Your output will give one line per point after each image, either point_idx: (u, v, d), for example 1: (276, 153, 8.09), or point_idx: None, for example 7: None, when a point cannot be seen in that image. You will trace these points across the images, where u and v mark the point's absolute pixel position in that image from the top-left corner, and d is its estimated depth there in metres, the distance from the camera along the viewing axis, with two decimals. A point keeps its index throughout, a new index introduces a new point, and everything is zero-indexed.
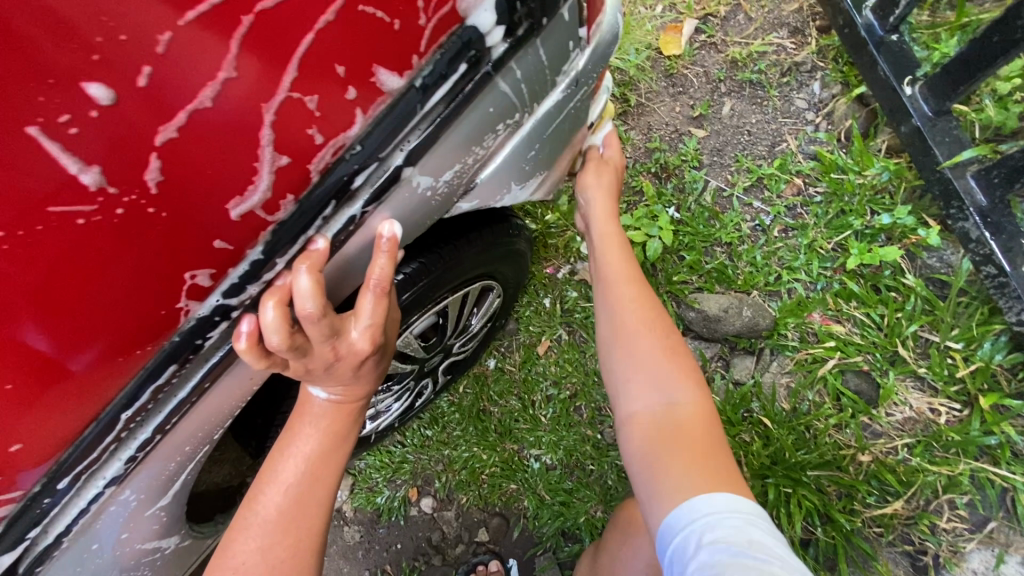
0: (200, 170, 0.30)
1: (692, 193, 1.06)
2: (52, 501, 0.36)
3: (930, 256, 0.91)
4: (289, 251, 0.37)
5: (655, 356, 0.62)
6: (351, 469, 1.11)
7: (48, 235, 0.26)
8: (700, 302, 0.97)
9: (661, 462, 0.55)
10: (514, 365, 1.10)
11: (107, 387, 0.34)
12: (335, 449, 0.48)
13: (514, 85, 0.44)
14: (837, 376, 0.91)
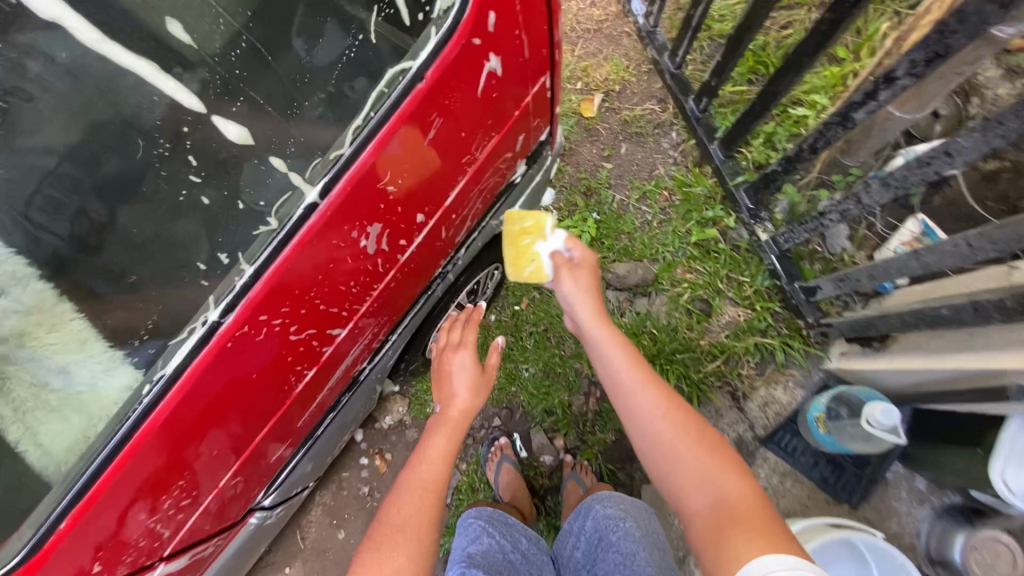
0: (473, 233, 1.18)
1: (606, 203, 1.77)
2: (385, 344, 1.16)
3: (732, 232, 1.67)
4: (469, 249, 1.22)
5: (694, 460, 0.85)
6: (410, 393, 1.78)
7: (450, 249, 1.14)
8: (615, 268, 1.69)
9: (717, 540, 0.73)
10: (506, 316, 1.76)
11: (428, 295, 1.19)
12: (455, 434, 1.10)
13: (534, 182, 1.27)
14: (690, 301, 1.65)
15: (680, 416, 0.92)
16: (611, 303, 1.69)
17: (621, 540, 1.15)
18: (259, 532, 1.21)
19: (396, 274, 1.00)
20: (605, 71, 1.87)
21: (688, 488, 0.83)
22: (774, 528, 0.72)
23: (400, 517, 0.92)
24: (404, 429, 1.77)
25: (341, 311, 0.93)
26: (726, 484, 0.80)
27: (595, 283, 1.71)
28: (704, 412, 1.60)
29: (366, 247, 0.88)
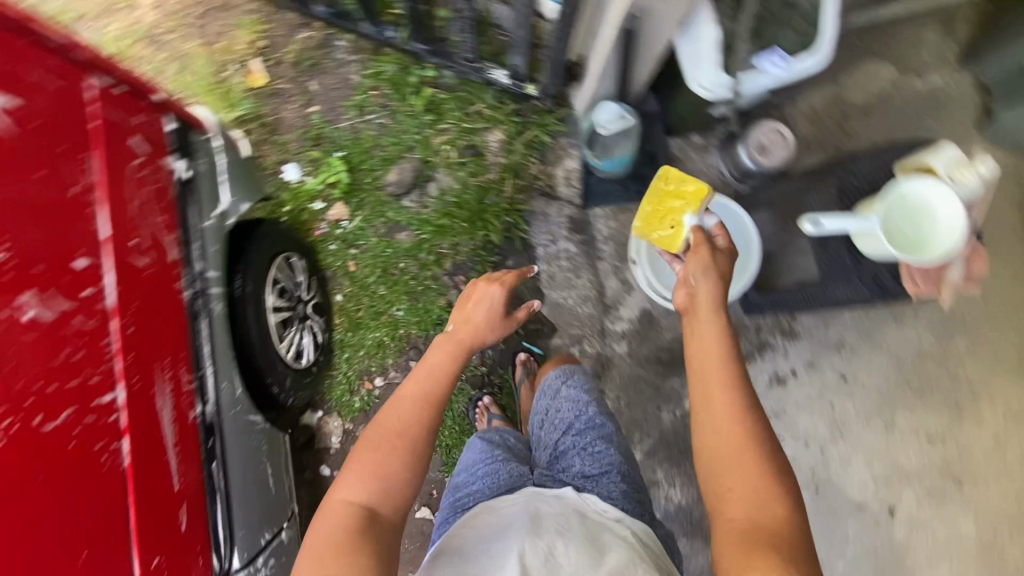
0: (188, 242, 1.14)
1: (340, 137, 1.82)
2: (203, 381, 1.13)
3: (442, 79, 1.78)
4: (209, 254, 1.18)
5: (753, 474, 0.93)
6: (335, 405, 1.83)
7: (175, 270, 1.10)
8: (386, 179, 1.80)
9: (738, 549, 0.85)
10: (348, 286, 1.82)
11: (205, 316, 1.15)
12: (457, 355, 1.24)
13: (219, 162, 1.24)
14: (461, 154, 1.79)
15: (749, 422, 0.97)
16: (411, 207, 1.81)
17: (594, 434, 1.31)
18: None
19: (119, 322, 0.97)
20: (244, 39, 1.83)
21: (729, 491, 0.93)
22: (809, 567, 0.84)
23: (403, 431, 1.07)
24: (354, 434, 1.83)
25: (91, 380, 0.92)
26: (774, 505, 0.90)
27: (387, 203, 1.81)
28: (536, 222, 1.78)
29: (39, 317, 0.86)
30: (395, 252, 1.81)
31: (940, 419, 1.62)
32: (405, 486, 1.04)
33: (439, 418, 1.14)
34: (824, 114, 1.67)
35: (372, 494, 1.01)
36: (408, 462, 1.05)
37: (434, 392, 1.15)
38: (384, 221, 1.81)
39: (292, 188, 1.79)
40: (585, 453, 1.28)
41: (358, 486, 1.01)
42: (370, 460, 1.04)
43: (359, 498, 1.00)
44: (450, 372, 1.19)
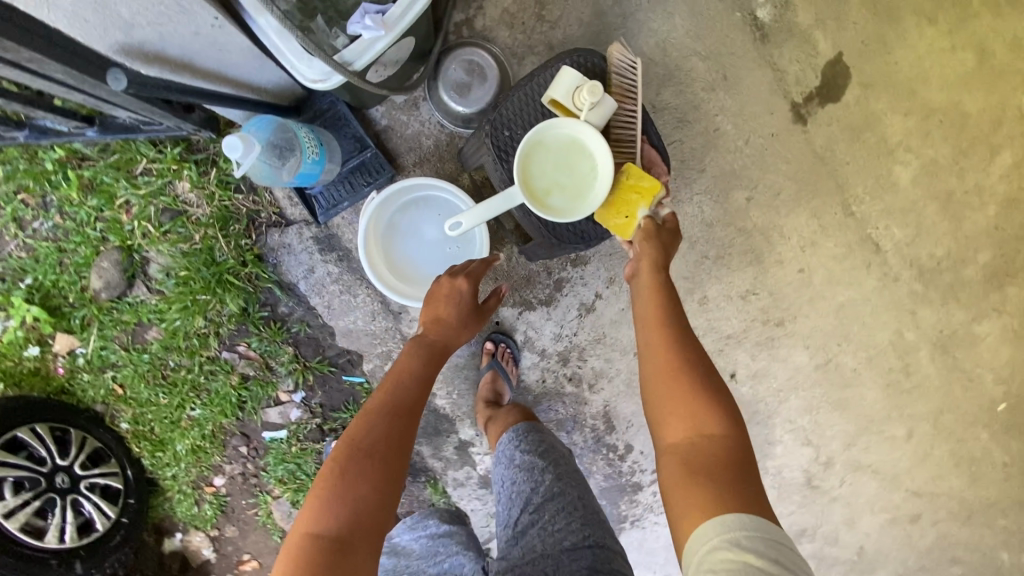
0: None
1: (14, 264, 1.51)
2: None
3: (89, 149, 1.47)
4: None
5: (688, 395, 0.85)
6: (188, 521, 1.72)
7: None
8: (95, 286, 1.53)
9: (683, 489, 0.79)
10: (126, 410, 1.62)
11: None
12: (431, 363, 1.13)
13: None
14: (160, 224, 1.51)
15: (688, 350, 0.89)
16: (142, 301, 1.56)
17: (553, 506, 1.08)
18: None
19: None
20: None
21: (670, 418, 0.85)
22: (745, 486, 0.78)
23: (379, 443, 0.93)
24: (224, 535, 1.75)
25: None
26: (710, 426, 0.82)
27: (112, 309, 1.56)
28: (283, 258, 1.57)
29: None
30: (155, 355, 1.60)
31: (745, 276, 1.60)
32: (382, 505, 0.88)
33: (415, 426, 0.99)
34: (520, 12, 1.43)
35: (348, 519, 0.85)
36: (382, 477, 0.89)
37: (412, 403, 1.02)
38: (122, 329, 1.58)
39: None
40: (545, 534, 1.05)
41: (327, 512, 0.84)
42: (347, 470, 0.88)
43: (334, 525, 0.84)
44: (425, 378, 1.09)
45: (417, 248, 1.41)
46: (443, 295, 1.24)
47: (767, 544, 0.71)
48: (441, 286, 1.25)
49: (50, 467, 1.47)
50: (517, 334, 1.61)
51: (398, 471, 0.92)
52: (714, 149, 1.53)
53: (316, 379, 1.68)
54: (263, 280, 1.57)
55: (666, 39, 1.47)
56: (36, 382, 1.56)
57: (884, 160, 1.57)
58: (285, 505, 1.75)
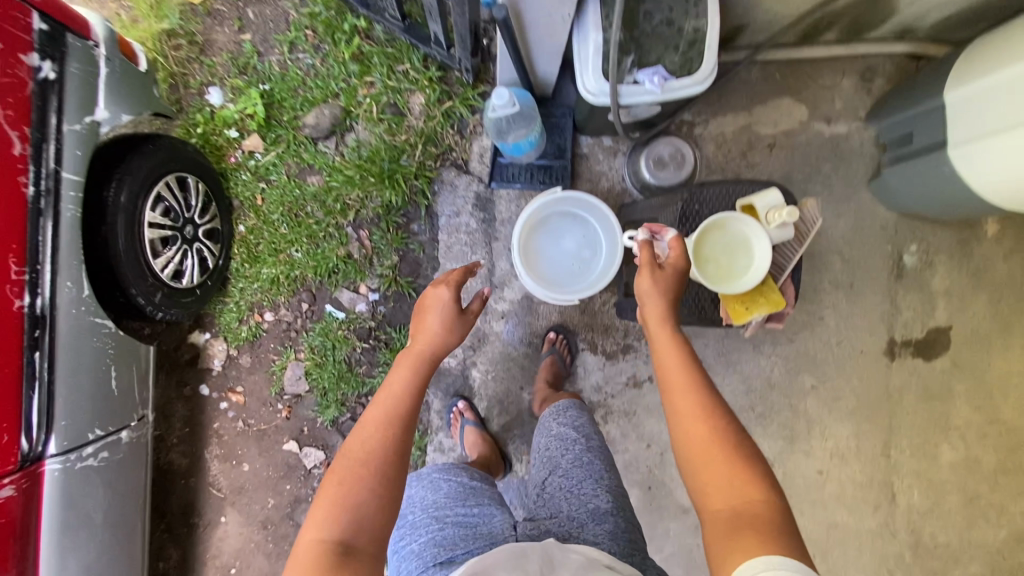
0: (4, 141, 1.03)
1: (266, 71, 1.82)
2: (33, 279, 1.10)
3: (375, 34, 1.79)
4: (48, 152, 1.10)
5: (721, 466, 0.89)
6: (222, 331, 1.89)
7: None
8: (305, 122, 1.83)
9: (724, 545, 0.82)
10: (252, 218, 1.85)
11: (21, 226, 1.07)
12: (421, 368, 1.12)
13: (80, 51, 1.15)
14: (382, 112, 1.81)
15: (715, 412, 0.94)
16: (327, 152, 1.84)
17: (582, 475, 1.20)
18: (88, 476, 1.28)
19: None
20: None
21: (708, 488, 0.89)
22: (782, 537, 0.81)
23: (374, 455, 0.98)
24: (236, 361, 1.90)
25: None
26: (750, 491, 0.86)
27: (302, 144, 1.83)
28: (443, 192, 1.83)
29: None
30: (303, 195, 1.85)
31: (773, 445, 1.73)
32: (383, 512, 0.95)
33: (406, 435, 1.03)
34: (732, 142, 1.73)
35: (349, 529, 0.91)
36: (380, 487, 0.95)
37: (403, 406, 1.05)
38: (297, 162, 1.84)
39: (213, 112, 1.82)
40: (572, 497, 1.17)
41: (331, 522, 0.91)
42: (348, 486, 0.94)
43: (336, 533, 0.90)
44: (419, 382, 1.10)
45: (550, 246, 1.63)
46: (442, 315, 1.21)
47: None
48: (426, 299, 1.26)
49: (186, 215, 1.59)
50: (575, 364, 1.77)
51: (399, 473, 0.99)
52: (810, 331, 1.72)
53: (396, 293, 1.89)
54: (418, 197, 1.83)
55: (825, 229, 1.72)
56: (213, 155, 1.82)
57: (938, 433, 1.72)
58: (299, 370, 1.89)
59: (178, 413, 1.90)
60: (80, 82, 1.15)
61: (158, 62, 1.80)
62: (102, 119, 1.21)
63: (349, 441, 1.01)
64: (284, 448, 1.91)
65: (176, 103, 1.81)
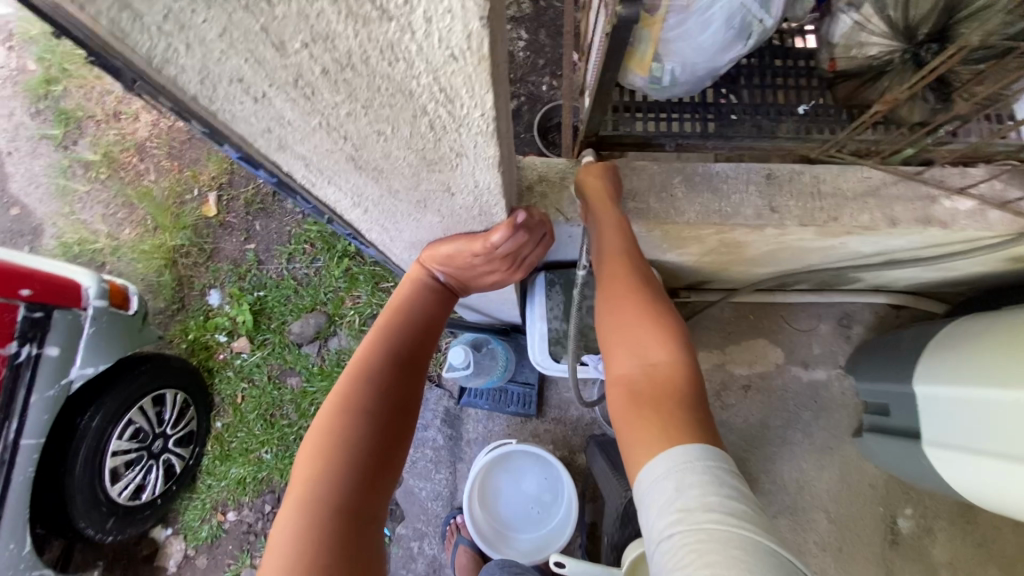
0: None
1: (262, 279, 1.96)
2: None
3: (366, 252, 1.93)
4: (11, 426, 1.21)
5: (632, 326, 0.79)
6: (183, 527, 1.88)
7: None
8: (291, 328, 1.92)
9: (627, 417, 0.73)
10: (230, 416, 1.91)
11: None
12: (405, 313, 0.97)
13: (66, 321, 1.28)
14: (363, 322, 1.89)
15: (630, 277, 0.83)
16: (308, 357, 1.91)
17: None
18: None
19: None
20: (211, 171, 2.04)
21: (619, 351, 0.79)
22: (690, 407, 0.71)
23: (379, 394, 0.85)
24: (192, 561, 1.87)
25: None
26: (655, 353, 0.76)
27: (286, 348, 1.92)
28: None
29: None
30: (281, 397, 1.90)
31: None
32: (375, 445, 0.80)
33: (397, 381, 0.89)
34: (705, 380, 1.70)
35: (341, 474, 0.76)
36: (370, 428, 0.81)
37: (387, 408, 0.84)
38: (280, 364, 1.92)
39: (209, 315, 1.95)
40: None
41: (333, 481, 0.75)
42: (322, 491, 0.74)
43: (341, 488, 0.74)
44: (408, 341, 0.94)
45: (507, 487, 1.57)
46: (493, 248, 0.88)
47: (722, 476, 0.63)
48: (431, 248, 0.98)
49: (157, 429, 1.64)
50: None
51: (374, 495, 0.77)
52: None
53: None
54: None
55: (807, 483, 1.62)
56: (201, 353, 1.92)
57: None
58: None
59: None
60: (58, 358, 1.27)
61: (168, 268, 1.98)
62: (80, 376, 1.32)
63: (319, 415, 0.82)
64: None
65: (178, 304, 1.97)
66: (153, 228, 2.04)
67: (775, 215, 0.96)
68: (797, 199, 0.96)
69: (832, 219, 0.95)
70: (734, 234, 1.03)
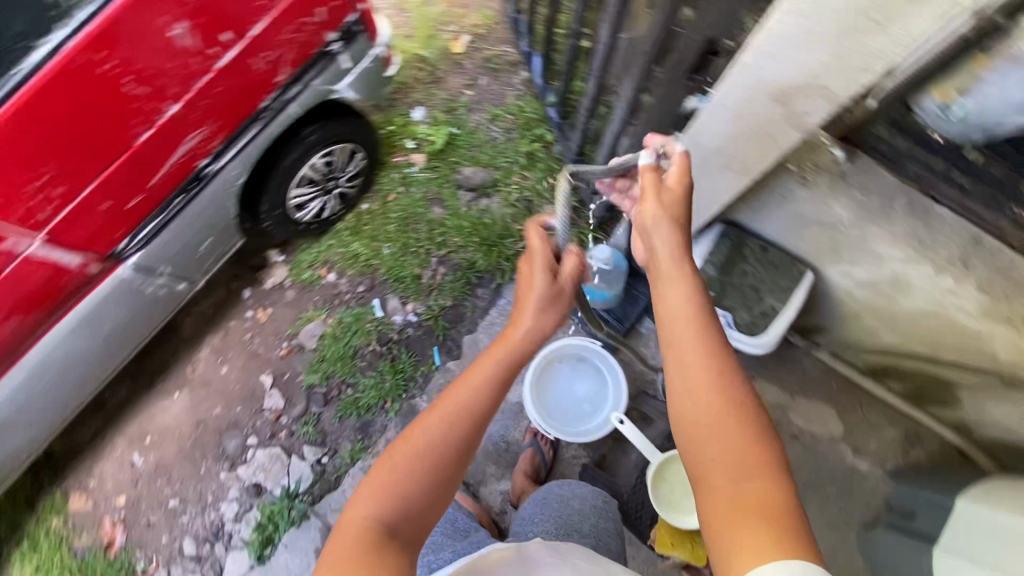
0: (276, 75, 1.44)
1: (463, 120, 2.23)
2: (218, 156, 1.46)
3: (553, 149, 2.17)
4: (295, 92, 1.50)
5: (723, 445, 0.84)
6: (293, 262, 2.20)
7: (255, 81, 1.40)
8: (461, 170, 2.19)
9: (728, 523, 0.78)
10: (376, 206, 2.21)
11: (242, 122, 1.46)
12: (507, 361, 1.05)
13: (363, 46, 1.58)
14: (518, 199, 2.14)
15: (726, 397, 0.88)
16: (460, 199, 2.18)
17: (578, 504, 1.47)
18: (140, 297, 1.57)
19: (202, 83, 1.30)
20: (475, 19, 2.33)
21: (713, 466, 0.84)
22: (790, 517, 0.76)
23: (444, 445, 0.96)
24: (284, 290, 2.19)
25: (179, 118, 1.31)
26: (756, 471, 0.81)
27: (448, 182, 2.20)
28: (516, 284, 2.10)
29: (180, 41, 1.21)
30: (422, 215, 2.18)
31: None
32: (424, 488, 0.94)
33: (469, 444, 0.99)
34: (763, 409, 1.83)
35: (393, 514, 0.91)
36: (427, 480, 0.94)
37: (446, 460, 0.96)
38: (436, 190, 2.19)
39: (408, 122, 2.24)
40: (567, 512, 1.43)
41: (380, 501, 0.91)
42: (370, 512, 0.90)
43: (383, 517, 0.90)
44: (495, 392, 1.02)
45: (563, 380, 1.80)
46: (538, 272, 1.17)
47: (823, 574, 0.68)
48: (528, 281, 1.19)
49: (339, 173, 1.97)
50: (503, 475, 1.87)
51: (412, 521, 0.92)
52: None
53: (430, 328, 2.11)
54: (501, 274, 2.11)
55: None
56: (385, 146, 2.22)
57: None
58: (318, 330, 2.14)
59: (215, 295, 2.19)
60: (343, 67, 1.57)
61: (401, 70, 2.28)
62: (341, 89, 1.62)
63: (397, 454, 0.96)
64: (259, 377, 2.13)
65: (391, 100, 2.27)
66: (406, 33, 2.34)
67: (964, 267, 1.09)
68: (990, 271, 1.07)
69: (1006, 298, 1.08)
70: (912, 271, 1.20)
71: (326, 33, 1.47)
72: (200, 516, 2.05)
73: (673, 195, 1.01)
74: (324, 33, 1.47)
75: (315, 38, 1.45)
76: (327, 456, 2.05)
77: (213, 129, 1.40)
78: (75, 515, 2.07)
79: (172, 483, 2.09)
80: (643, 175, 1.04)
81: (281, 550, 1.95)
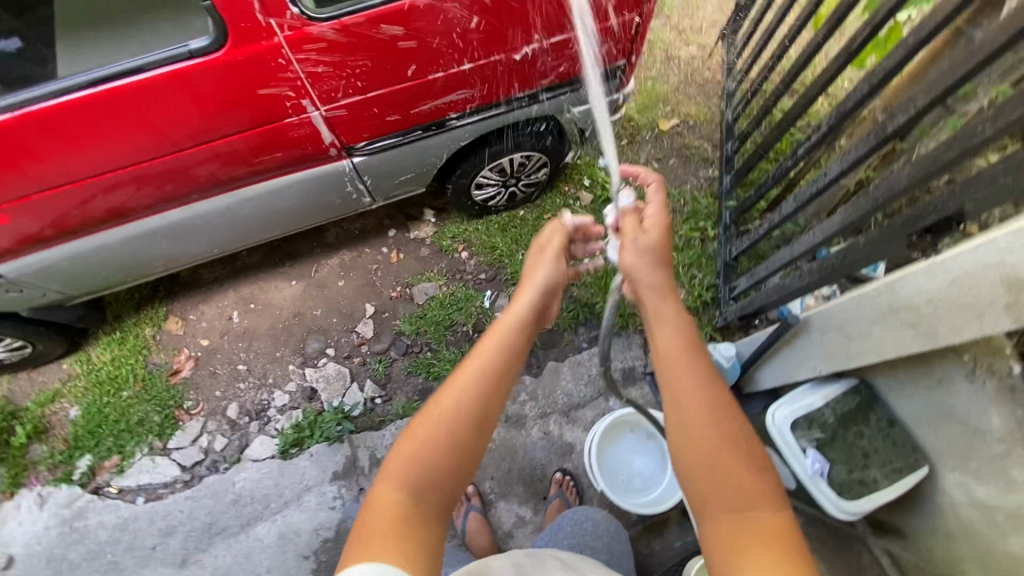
0: (544, 77, 1.71)
1: (639, 183, 2.40)
2: (461, 115, 1.75)
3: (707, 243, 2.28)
4: (545, 96, 1.77)
5: (719, 472, 0.84)
6: (441, 227, 2.43)
7: (528, 74, 1.68)
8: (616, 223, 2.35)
9: (736, 558, 0.77)
10: (531, 216, 2.41)
11: (496, 99, 1.74)
12: (503, 345, 1.01)
13: (613, 88, 1.84)
14: None
15: (717, 425, 0.87)
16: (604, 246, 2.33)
17: (589, 524, 1.48)
18: (337, 193, 1.90)
19: (498, 58, 1.58)
20: (690, 110, 2.55)
21: (713, 499, 0.83)
22: (794, 550, 0.77)
23: (454, 420, 0.90)
24: (421, 245, 2.42)
25: (464, 74, 1.59)
26: (757, 502, 0.81)
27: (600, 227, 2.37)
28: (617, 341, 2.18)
29: (509, 25, 1.49)
30: None
31: None
32: (433, 466, 0.86)
33: (482, 415, 0.92)
34: None
35: (404, 487, 0.83)
36: (434, 458, 0.86)
37: (455, 438, 0.89)
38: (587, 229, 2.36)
39: (592, 163, 2.45)
40: (578, 535, 1.45)
41: (387, 483, 0.84)
42: (374, 499, 0.83)
43: (395, 493, 0.83)
44: (499, 370, 0.97)
45: (623, 451, 1.83)
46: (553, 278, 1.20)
47: None
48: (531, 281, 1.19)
49: (523, 177, 2.22)
50: (526, 499, 1.90)
51: (429, 489, 0.85)
52: None
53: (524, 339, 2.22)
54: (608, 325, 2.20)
55: None
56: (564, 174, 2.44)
57: None
58: (431, 291, 2.32)
59: (367, 222, 2.46)
60: (589, 95, 1.82)
61: None
62: (575, 111, 1.88)
63: (399, 446, 0.88)
64: (364, 303, 2.33)
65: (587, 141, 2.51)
66: None
67: None
68: None
69: None
70: None
71: (597, 66, 1.73)
72: (255, 390, 2.20)
73: (648, 241, 1.14)
74: (596, 65, 1.73)
75: (588, 66, 1.72)
76: (381, 399, 2.16)
77: (476, 92, 1.67)
78: (166, 334, 2.30)
79: (250, 350, 2.27)
80: (626, 217, 1.22)
81: (304, 456, 2.04)
